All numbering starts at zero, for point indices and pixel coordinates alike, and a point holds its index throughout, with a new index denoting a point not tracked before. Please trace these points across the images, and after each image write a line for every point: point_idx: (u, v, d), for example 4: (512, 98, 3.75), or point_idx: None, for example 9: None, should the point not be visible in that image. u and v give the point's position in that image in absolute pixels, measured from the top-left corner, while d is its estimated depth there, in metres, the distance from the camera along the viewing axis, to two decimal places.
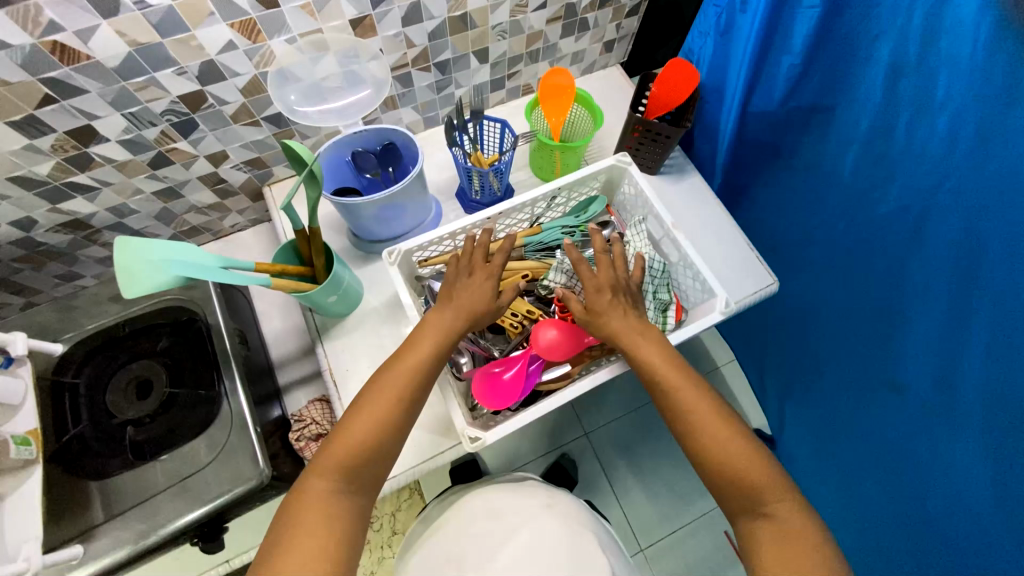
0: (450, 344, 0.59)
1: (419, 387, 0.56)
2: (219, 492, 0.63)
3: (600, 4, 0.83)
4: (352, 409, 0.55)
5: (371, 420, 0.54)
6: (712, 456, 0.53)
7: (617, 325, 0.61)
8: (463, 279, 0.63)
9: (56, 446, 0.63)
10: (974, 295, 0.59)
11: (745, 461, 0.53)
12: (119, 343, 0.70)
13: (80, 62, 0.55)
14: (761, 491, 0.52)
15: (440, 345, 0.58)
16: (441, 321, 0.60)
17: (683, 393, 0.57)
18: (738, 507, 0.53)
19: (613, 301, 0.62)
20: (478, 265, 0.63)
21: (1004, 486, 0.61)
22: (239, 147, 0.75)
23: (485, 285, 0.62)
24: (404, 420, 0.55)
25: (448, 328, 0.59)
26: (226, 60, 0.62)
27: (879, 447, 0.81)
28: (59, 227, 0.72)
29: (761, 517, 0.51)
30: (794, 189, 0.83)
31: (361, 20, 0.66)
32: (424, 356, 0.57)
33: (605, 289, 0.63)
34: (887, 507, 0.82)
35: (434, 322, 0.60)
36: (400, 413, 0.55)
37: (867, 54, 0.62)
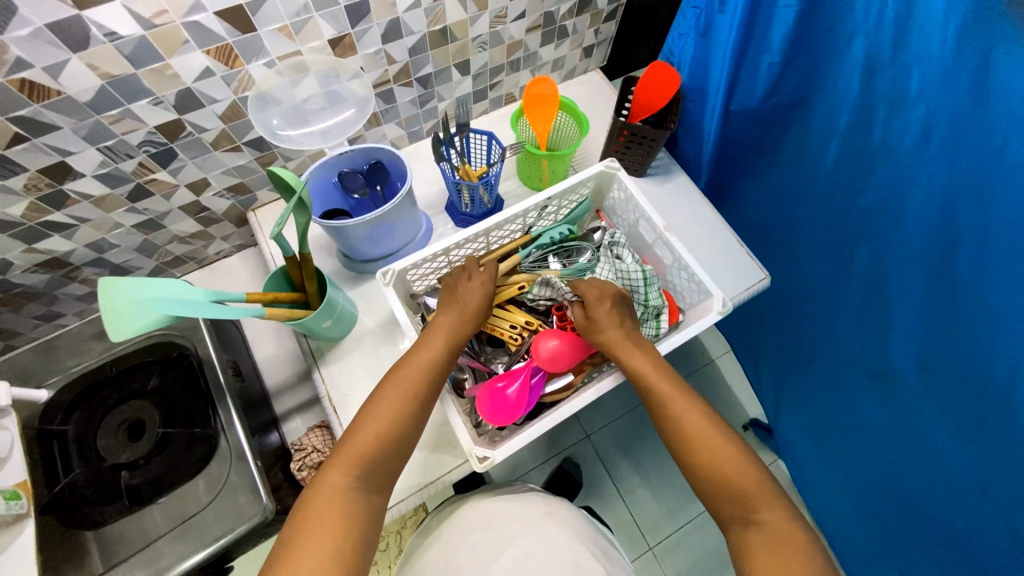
0: (456, 345, 0.60)
1: (424, 399, 0.55)
2: (222, 532, 0.61)
3: (578, 11, 0.83)
4: (358, 420, 0.53)
5: (378, 431, 0.52)
6: (718, 460, 0.53)
7: (605, 335, 0.63)
8: (464, 283, 0.66)
9: (48, 498, 0.60)
10: (957, 284, 0.61)
11: (746, 463, 0.53)
12: (108, 384, 0.67)
13: (50, 98, 0.53)
14: (746, 496, 0.51)
15: (447, 346, 0.59)
16: (446, 322, 0.61)
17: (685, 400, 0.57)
18: (730, 513, 0.52)
19: (612, 311, 0.64)
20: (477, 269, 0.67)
21: (996, 469, 0.62)
22: (221, 173, 0.73)
23: (483, 287, 0.66)
24: (410, 436, 0.54)
25: (453, 329, 0.60)
26: (204, 88, 0.61)
27: (874, 434, 0.82)
28: (35, 267, 0.70)
29: (750, 525, 0.50)
30: (779, 184, 0.84)
31: (340, 40, 0.65)
32: (429, 360, 0.57)
33: (605, 299, 0.66)
34: (885, 492, 0.83)
35: (440, 325, 0.61)
36: (408, 425, 0.54)
37: (843, 52, 0.64)
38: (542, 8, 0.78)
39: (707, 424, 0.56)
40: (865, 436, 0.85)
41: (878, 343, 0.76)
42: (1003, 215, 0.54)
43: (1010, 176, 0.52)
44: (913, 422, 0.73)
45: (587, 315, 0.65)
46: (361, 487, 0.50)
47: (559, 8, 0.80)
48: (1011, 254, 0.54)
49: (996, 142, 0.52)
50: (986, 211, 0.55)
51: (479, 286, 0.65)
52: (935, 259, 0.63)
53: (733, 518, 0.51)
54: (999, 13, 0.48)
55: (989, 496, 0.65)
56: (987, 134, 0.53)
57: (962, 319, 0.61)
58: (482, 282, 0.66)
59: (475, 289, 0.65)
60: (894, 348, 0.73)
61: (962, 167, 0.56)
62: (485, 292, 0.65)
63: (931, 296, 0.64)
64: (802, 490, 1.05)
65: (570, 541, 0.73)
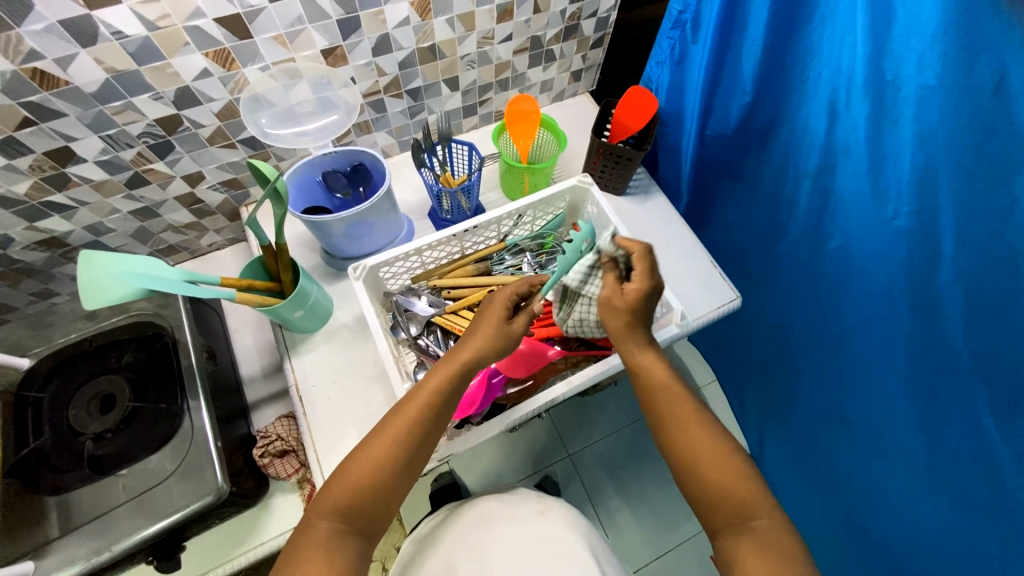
0: (458, 384, 0.58)
1: (422, 432, 0.56)
2: (178, 507, 0.63)
3: (565, 36, 0.88)
4: (354, 449, 0.55)
5: (372, 460, 0.54)
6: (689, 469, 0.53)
7: (622, 325, 0.60)
8: (484, 325, 0.61)
9: (15, 460, 0.63)
10: (923, 323, 0.61)
11: (703, 451, 0.53)
12: (87, 358, 0.71)
13: (59, 88, 0.58)
14: (749, 504, 0.50)
15: (444, 381, 0.57)
16: (455, 359, 0.58)
17: (653, 403, 0.58)
18: (721, 520, 0.51)
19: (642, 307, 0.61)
20: (493, 315, 0.61)
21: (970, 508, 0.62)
22: (215, 168, 0.78)
23: (499, 326, 0.61)
24: (407, 461, 0.55)
25: (456, 364, 0.58)
26: (201, 87, 0.66)
27: (852, 464, 0.81)
28: (35, 245, 0.75)
29: (744, 532, 0.49)
30: (751, 210, 0.86)
31: (333, 50, 0.70)
32: (430, 393, 0.57)
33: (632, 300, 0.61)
34: (864, 525, 0.82)
35: (430, 386, 0.57)
36: (405, 454, 0.55)
37: (809, 87, 0.66)
38: (528, 32, 0.83)
39: (668, 427, 0.56)
40: (842, 468, 0.84)
41: (852, 377, 0.76)
42: (955, 257, 0.55)
43: (958, 220, 0.53)
44: (892, 460, 0.73)
45: (625, 299, 0.60)
46: (346, 529, 0.52)
47: (546, 33, 0.85)
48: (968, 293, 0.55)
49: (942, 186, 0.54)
50: (940, 253, 0.56)
51: (482, 342, 0.59)
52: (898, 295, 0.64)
53: (725, 523, 0.50)
54: (931, 66, 0.50)
55: (969, 538, 0.64)
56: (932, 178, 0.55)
57: (929, 357, 0.62)
58: (489, 334, 0.60)
59: (477, 346, 0.59)
60: (870, 382, 0.73)
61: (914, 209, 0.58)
62: (491, 351, 0.59)
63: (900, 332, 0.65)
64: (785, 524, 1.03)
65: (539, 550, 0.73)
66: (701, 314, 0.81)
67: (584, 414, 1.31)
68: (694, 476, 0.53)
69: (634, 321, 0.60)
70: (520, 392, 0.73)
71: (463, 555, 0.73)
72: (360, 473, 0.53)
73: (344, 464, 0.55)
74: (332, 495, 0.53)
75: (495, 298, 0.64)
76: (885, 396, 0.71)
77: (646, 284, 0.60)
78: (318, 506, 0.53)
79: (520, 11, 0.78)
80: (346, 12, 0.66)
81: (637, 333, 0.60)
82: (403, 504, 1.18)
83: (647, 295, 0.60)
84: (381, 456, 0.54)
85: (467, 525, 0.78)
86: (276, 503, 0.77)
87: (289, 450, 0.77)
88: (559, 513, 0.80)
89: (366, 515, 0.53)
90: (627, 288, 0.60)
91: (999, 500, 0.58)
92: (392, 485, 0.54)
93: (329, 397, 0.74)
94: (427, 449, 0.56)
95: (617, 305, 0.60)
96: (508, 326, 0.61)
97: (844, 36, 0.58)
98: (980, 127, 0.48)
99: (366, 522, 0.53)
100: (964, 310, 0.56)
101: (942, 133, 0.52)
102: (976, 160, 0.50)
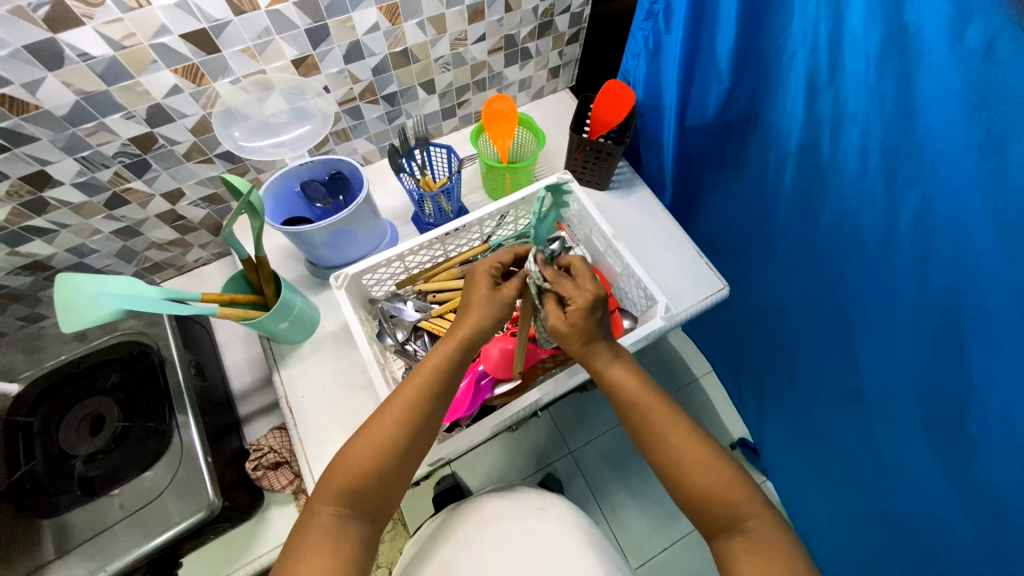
0: (459, 356, 0.57)
1: (411, 440, 0.55)
2: (171, 523, 0.63)
3: (540, 34, 0.87)
4: (350, 439, 0.55)
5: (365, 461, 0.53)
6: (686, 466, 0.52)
7: (579, 346, 0.57)
8: (478, 294, 0.60)
9: (8, 484, 0.63)
10: (914, 299, 0.61)
11: (695, 445, 0.53)
12: (75, 380, 0.71)
13: (29, 112, 0.58)
14: (726, 501, 0.50)
15: (447, 353, 0.57)
16: (454, 331, 0.58)
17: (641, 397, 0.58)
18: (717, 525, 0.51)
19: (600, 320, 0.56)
20: (491, 288, 0.60)
21: (969, 484, 0.62)
22: (194, 184, 0.78)
23: (497, 292, 0.60)
24: (396, 467, 0.54)
25: (455, 336, 0.57)
26: (173, 103, 0.66)
27: (857, 449, 0.80)
28: (19, 270, 0.75)
29: (739, 532, 0.49)
30: (740, 199, 0.85)
31: (303, 60, 0.70)
32: (430, 369, 0.56)
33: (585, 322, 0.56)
34: (870, 508, 0.81)
35: (429, 364, 0.57)
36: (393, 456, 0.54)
37: (786, 69, 0.65)
38: (501, 32, 0.82)
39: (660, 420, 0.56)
40: (848, 455, 0.82)
41: (851, 361, 0.75)
42: (949, 228, 0.54)
43: (952, 191, 0.52)
44: (892, 439, 0.72)
45: (569, 322, 0.56)
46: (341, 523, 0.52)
47: (520, 31, 0.84)
48: (961, 264, 0.54)
49: (931, 157, 0.53)
50: (936, 224, 0.56)
51: (478, 314, 0.58)
52: (891, 272, 0.63)
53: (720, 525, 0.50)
54: (913, 35, 0.50)
55: (975, 515, 0.63)
56: (920, 155, 0.54)
57: (926, 331, 0.61)
58: (481, 304, 0.59)
59: (472, 318, 0.58)
60: (867, 364, 0.72)
61: (903, 183, 0.57)
62: (489, 320, 0.58)
63: (893, 308, 0.65)
64: (793, 512, 1.01)
65: (539, 544, 0.74)
66: (690, 306, 0.80)
67: (584, 410, 1.30)
68: (674, 465, 0.53)
69: (589, 339, 0.56)
70: (510, 391, 0.72)
71: (463, 558, 0.73)
72: (358, 468, 0.52)
73: (332, 475, 0.54)
74: (322, 500, 0.52)
75: (483, 267, 0.63)
76: (881, 376, 0.70)
77: (585, 301, 0.55)
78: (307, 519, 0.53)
79: (491, 11, 0.78)
80: (314, 21, 0.66)
81: (597, 348, 0.57)
82: (405, 508, 1.19)
83: (592, 309, 0.55)
84: (379, 445, 0.53)
85: (465, 527, 0.78)
86: (272, 515, 0.76)
87: (283, 461, 0.76)
88: (557, 510, 0.80)
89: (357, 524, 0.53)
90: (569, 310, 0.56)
91: (997, 475, 0.58)
92: (384, 491, 0.54)
93: (318, 408, 0.74)
94: (416, 451, 0.55)
95: (562, 332, 0.56)
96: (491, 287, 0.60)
97: (819, 14, 0.57)
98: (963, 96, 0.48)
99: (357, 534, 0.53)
100: (957, 282, 0.55)
101: (929, 104, 0.51)
102: (963, 128, 0.49)
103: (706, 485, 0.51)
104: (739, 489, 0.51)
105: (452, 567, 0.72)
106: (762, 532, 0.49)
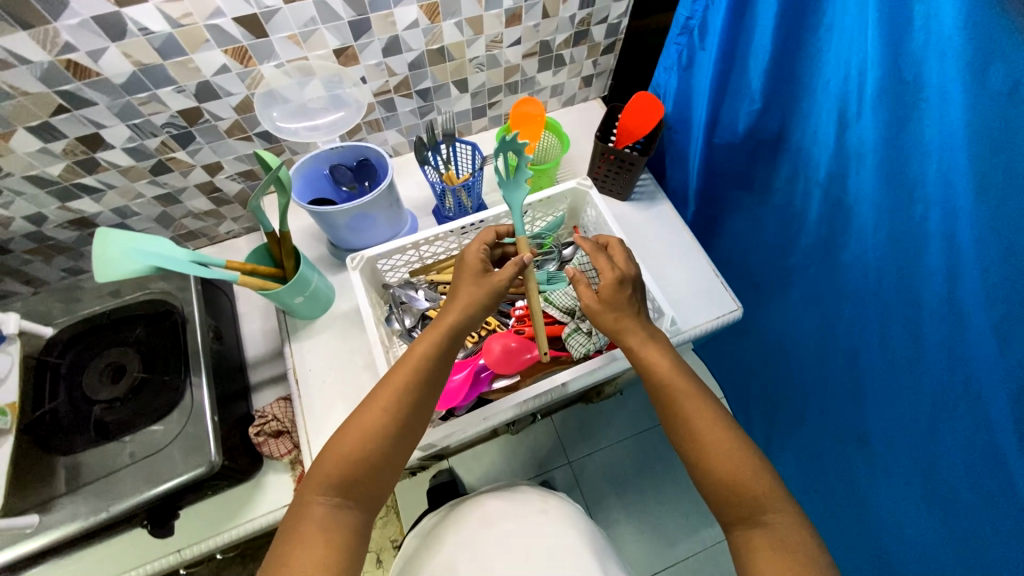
0: (442, 351, 0.59)
1: (403, 424, 0.56)
2: (175, 474, 0.66)
3: (575, 42, 0.89)
4: (342, 427, 0.56)
5: (363, 437, 0.54)
6: (710, 462, 0.51)
7: (611, 320, 0.60)
8: (461, 284, 0.62)
9: (30, 419, 0.68)
10: (934, 335, 0.60)
11: (727, 443, 0.51)
12: (103, 330, 0.76)
13: (90, 78, 0.63)
14: (756, 498, 0.49)
15: (433, 344, 0.58)
16: (442, 321, 0.60)
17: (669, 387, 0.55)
18: (736, 516, 0.49)
19: (631, 296, 0.61)
20: (473, 274, 0.63)
21: (994, 525, 0.60)
22: (233, 159, 0.83)
23: (482, 283, 0.62)
24: (387, 452, 0.55)
25: (444, 326, 0.59)
26: (220, 81, 0.70)
27: (875, 481, 0.78)
28: (67, 224, 0.80)
29: (756, 527, 0.48)
30: (762, 221, 0.84)
31: (344, 50, 0.73)
32: (416, 359, 0.57)
33: (618, 285, 0.61)
34: (890, 541, 0.79)
35: (415, 353, 0.58)
36: (383, 438, 0.55)
37: (818, 93, 0.64)
38: (538, 37, 0.84)
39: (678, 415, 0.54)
40: (866, 488, 0.80)
41: (872, 392, 0.72)
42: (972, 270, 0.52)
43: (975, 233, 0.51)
44: (910, 474, 0.70)
45: (601, 298, 0.60)
46: (331, 485, 0.53)
47: (556, 38, 0.86)
48: (990, 308, 0.52)
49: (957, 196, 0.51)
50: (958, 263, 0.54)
51: (464, 302, 0.60)
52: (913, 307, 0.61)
53: (740, 518, 0.49)
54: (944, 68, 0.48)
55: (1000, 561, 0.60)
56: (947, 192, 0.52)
57: (949, 369, 0.59)
58: (468, 297, 0.61)
59: (459, 309, 0.60)
60: (887, 397, 0.70)
61: (928, 224, 0.56)
62: (476, 308, 0.60)
63: (916, 345, 0.62)
64: None
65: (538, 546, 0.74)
66: (701, 324, 0.79)
67: (587, 421, 1.30)
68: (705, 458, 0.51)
69: (619, 313, 0.60)
70: (508, 387, 0.73)
71: (465, 556, 0.73)
72: (350, 446, 0.54)
73: (332, 444, 0.55)
74: (335, 477, 0.53)
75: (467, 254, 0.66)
76: (901, 413, 0.68)
77: (615, 274, 0.62)
78: (308, 487, 0.53)
79: (529, 16, 0.80)
80: (357, 14, 0.69)
81: (629, 325, 0.59)
82: (399, 499, 1.20)
83: (620, 283, 0.61)
84: (367, 433, 0.54)
85: (466, 525, 0.78)
86: (268, 481, 0.78)
87: (284, 430, 0.79)
88: (561, 513, 0.80)
89: (362, 497, 0.54)
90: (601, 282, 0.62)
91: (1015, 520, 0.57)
92: (377, 475, 0.55)
93: (323, 382, 0.76)
94: (411, 430, 0.57)
95: (598, 304, 0.60)
96: (478, 272, 0.63)
97: (853, 40, 0.56)
98: (996, 135, 0.46)
99: (364, 502, 0.54)
100: (978, 330, 0.54)
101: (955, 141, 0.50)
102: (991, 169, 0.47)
103: (727, 473, 0.50)
104: (753, 482, 0.50)
105: (455, 564, 0.72)
106: (787, 527, 0.47)
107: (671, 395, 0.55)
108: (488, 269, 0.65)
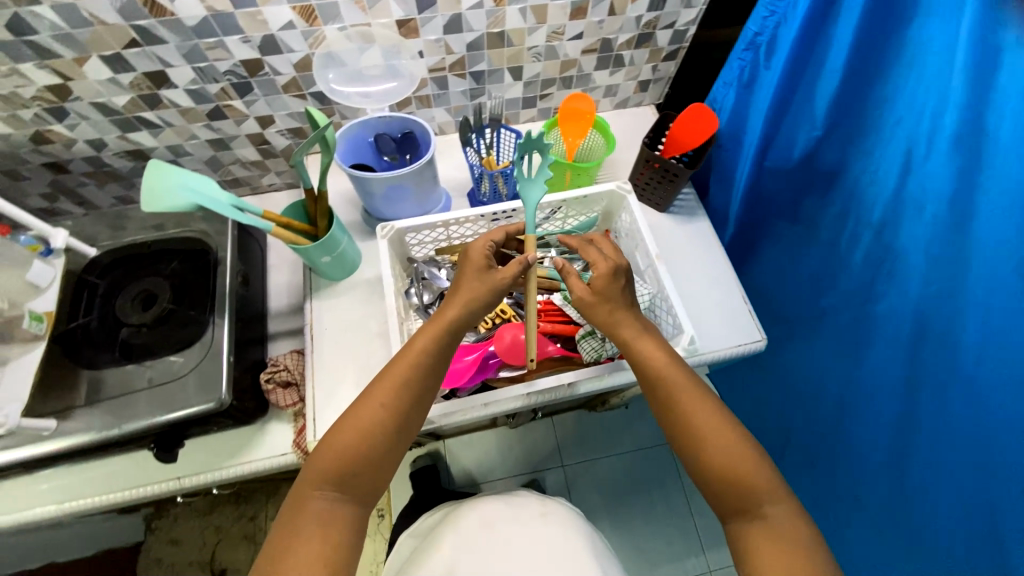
0: (444, 344, 0.59)
1: (402, 414, 0.56)
2: (186, 404, 0.69)
3: (637, 44, 0.87)
4: (337, 422, 0.55)
5: (359, 432, 0.54)
6: (708, 453, 0.50)
7: (604, 314, 0.58)
8: (465, 281, 0.62)
9: (63, 329, 0.73)
10: (976, 398, 0.57)
11: (729, 436, 0.50)
12: (142, 259, 0.80)
13: (165, 17, 0.66)
14: (756, 493, 0.47)
15: (433, 339, 0.58)
16: (442, 316, 0.60)
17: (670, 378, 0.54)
18: (732, 508, 0.48)
19: (624, 289, 0.59)
20: (476, 269, 0.63)
21: None
22: (285, 115, 0.85)
23: (485, 280, 0.62)
24: (384, 445, 0.55)
25: (445, 320, 0.59)
26: (285, 37, 0.72)
27: (890, 531, 0.75)
28: (124, 154, 0.84)
29: (755, 520, 0.47)
30: (801, 252, 0.81)
31: (406, 22, 0.74)
32: (424, 343, 0.58)
33: (608, 277, 0.59)
34: None
35: (413, 348, 0.58)
36: (383, 418, 0.55)
37: (885, 130, 0.61)
38: (600, 34, 0.83)
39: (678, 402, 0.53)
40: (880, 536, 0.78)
41: (896, 445, 0.69)
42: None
43: None
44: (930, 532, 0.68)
45: (593, 289, 0.58)
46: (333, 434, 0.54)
47: (618, 37, 0.85)
48: None
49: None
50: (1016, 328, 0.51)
51: (467, 299, 0.60)
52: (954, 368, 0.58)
53: (739, 511, 0.48)
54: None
55: None
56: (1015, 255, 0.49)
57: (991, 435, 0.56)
58: (470, 293, 0.61)
59: (459, 307, 0.60)
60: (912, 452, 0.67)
61: (990, 286, 0.52)
62: (477, 306, 0.60)
63: (954, 407, 0.59)
64: None
65: (533, 551, 0.73)
66: (720, 348, 0.77)
67: (588, 427, 1.29)
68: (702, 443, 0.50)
69: (614, 306, 0.58)
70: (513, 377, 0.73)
71: (468, 560, 0.72)
72: (350, 442, 0.53)
73: (329, 437, 0.55)
74: (333, 467, 0.53)
75: (470, 250, 0.66)
76: (927, 471, 0.66)
77: (608, 266, 0.60)
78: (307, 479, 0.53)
79: (595, 11, 0.79)
80: None
81: (623, 317, 0.58)
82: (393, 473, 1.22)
83: (613, 275, 0.59)
84: (366, 427, 0.54)
85: (466, 525, 0.77)
86: (271, 429, 0.80)
87: (292, 381, 0.80)
88: (560, 517, 0.79)
89: (358, 485, 0.54)
90: (595, 275, 0.60)
91: None
92: (375, 464, 0.54)
93: (336, 342, 0.78)
94: (413, 418, 0.57)
95: (590, 298, 0.58)
96: (481, 268, 0.63)
97: (934, 80, 0.53)
98: None
99: (359, 496, 0.54)
100: None
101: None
102: None
103: (729, 464, 0.49)
104: (758, 473, 0.48)
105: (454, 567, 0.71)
106: (784, 520, 0.46)
107: (668, 388, 0.54)
108: (491, 263, 0.64)
